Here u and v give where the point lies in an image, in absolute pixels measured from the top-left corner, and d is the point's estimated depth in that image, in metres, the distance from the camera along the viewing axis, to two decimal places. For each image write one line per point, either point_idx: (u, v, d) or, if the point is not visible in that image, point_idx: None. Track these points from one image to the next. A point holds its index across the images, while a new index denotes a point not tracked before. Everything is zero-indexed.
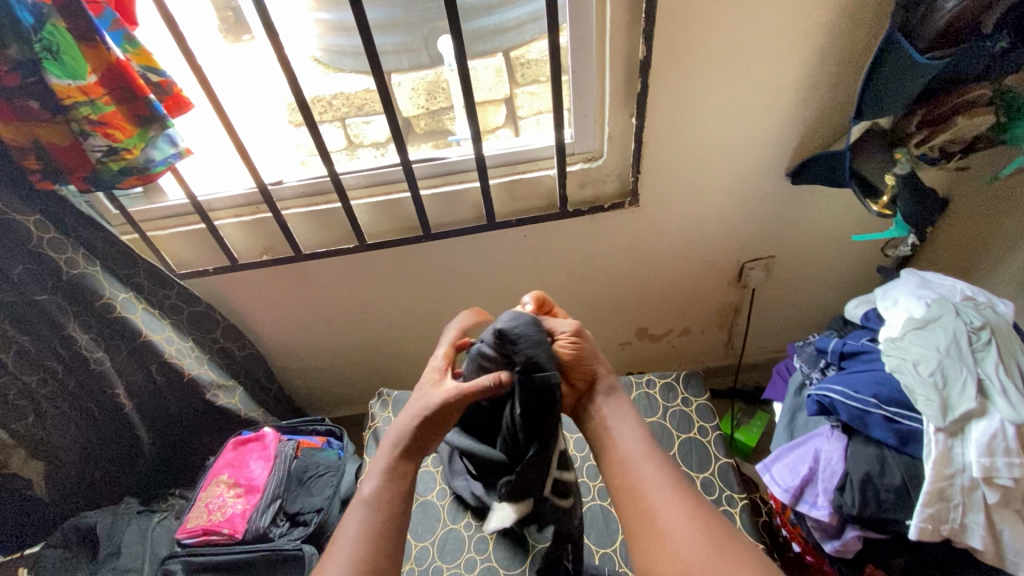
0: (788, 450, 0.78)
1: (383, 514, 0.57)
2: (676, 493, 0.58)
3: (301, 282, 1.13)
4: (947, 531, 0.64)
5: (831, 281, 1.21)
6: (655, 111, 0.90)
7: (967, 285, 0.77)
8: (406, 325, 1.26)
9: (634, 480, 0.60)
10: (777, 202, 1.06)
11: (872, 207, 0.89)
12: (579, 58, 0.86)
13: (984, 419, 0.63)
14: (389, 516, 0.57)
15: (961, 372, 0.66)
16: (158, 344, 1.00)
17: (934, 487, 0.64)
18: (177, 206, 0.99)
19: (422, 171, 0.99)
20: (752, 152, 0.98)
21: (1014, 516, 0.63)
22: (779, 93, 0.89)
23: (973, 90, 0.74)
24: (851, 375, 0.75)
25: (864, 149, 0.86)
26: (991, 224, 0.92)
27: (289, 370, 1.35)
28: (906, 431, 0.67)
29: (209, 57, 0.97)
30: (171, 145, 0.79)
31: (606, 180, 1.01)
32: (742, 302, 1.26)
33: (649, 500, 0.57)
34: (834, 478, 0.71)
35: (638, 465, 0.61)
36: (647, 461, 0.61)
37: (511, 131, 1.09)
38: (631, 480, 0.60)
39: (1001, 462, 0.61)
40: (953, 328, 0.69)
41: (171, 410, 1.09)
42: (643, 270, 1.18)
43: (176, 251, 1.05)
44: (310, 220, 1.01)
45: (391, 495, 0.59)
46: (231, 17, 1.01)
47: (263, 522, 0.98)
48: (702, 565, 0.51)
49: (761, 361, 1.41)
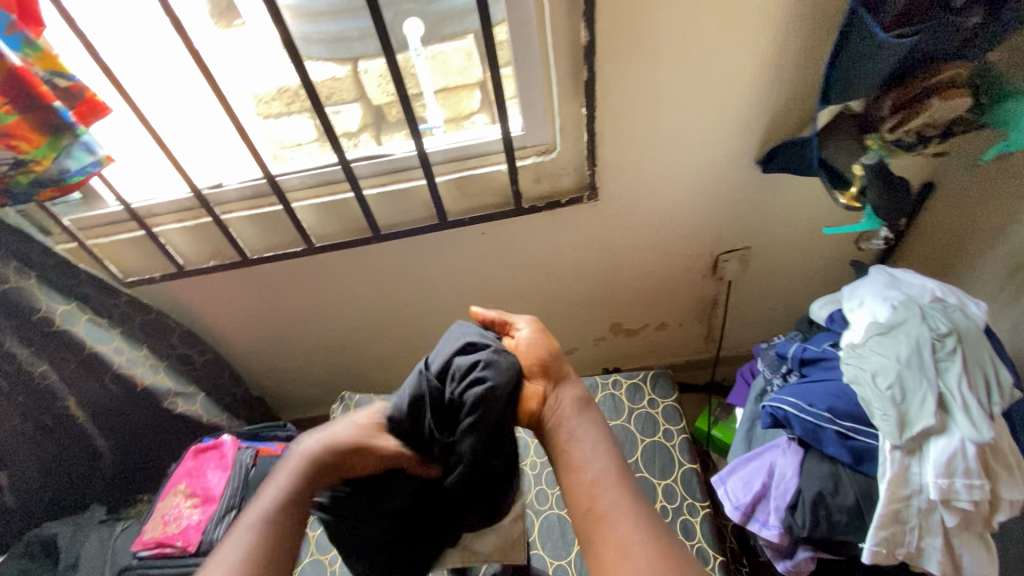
0: (743, 462, 0.74)
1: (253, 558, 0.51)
2: (641, 523, 0.51)
3: (256, 285, 1.09)
4: (901, 555, 0.60)
5: (811, 271, 1.15)
6: (606, 100, 0.84)
7: (939, 286, 0.71)
8: (370, 327, 1.23)
9: (606, 528, 0.52)
10: (750, 190, 0.99)
11: (840, 198, 0.83)
12: (521, 45, 0.79)
13: (943, 437, 0.58)
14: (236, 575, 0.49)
15: (922, 385, 0.60)
16: (106, 355, 0.97)
17: (888, 509, 0.59)
18: (114, 213, 0.95)
19: (364, 170, 0.94)
20: (717, 140, 0.91)
21: (974, 538, 0.59)
22: (739, 77, 0.83)
23: (947, 69, 0.68)
24: (808, 384, 0.69)
25: (833, 134, 0.80)
26: (975, 212, 0.85)
27: (258, 372, 1.32)
28: (861, 448, 0.62)
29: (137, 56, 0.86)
30: (89, 153, 0.75)
31: (562, 174, 0.95)
32: (718, 295, 1.21)
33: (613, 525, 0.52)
34: (786, 496, 0.66)
35: (606, 488, 0.55)
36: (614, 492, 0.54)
37: (487, 117, 0.98)
38: (596, 511, 0.53)
39: (961, 484, 0.57)
40: (917, 336, 0.63)
41: (133, 418, 1.06)
42: (610, 265, 1.13)
43: (124, 258, 1.02)
44: (255, 223, 0.98)
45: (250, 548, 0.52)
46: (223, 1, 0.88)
47: (217, 534, 0.96)
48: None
49: (742, 354, 1.36)
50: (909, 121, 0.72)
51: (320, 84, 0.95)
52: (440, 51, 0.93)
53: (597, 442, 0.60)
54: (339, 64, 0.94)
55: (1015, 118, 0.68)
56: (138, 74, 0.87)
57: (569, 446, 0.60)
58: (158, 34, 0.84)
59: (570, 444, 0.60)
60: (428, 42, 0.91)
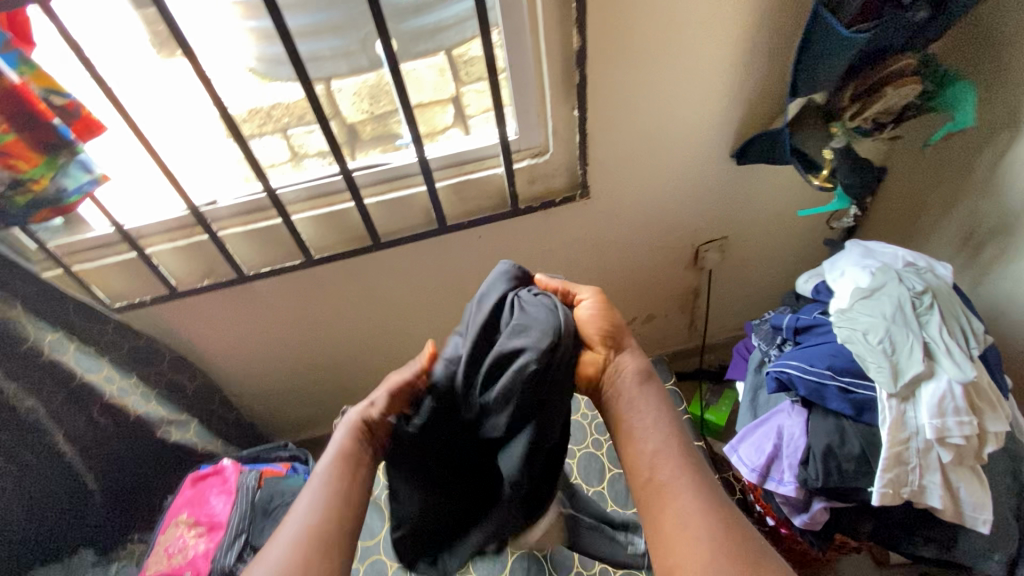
0: (752, 429, 0.79)
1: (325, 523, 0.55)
2: (693, 487, 0.56)
3: (249, 305, 1.07)
4: (907, 494, 0.66)
5: (783, 256, 1.24)
6: (596, 101, 0.89)
7: (908, 252, 0.79)
8: (366, 341, 1.22)
9: (668, 504, 0.56)
10: (725, 183, 1.07)
11: (813, 180, 0.91)
12: (515, 53, 0.84)
13: (933, 381, 0.65)
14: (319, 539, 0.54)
15: (908, 337, 0.67)
16: (97, 384, 0.94)
17: (892, 452, 0.65)
18: (104, 235, 0.92)
19: (364, 179, 0.95)
20: (695, 137, 0.98)
21: (968, 472, 0.66)
22: (714, 77, 0.90)
23: (898, 60, 0.77)
24: (806, 350, 0.75)
25: (801, 125, 0.89)
26: (931, 186, 0.96)
27: (248, 397, 1.29)
28: (861, 400, 0.68)
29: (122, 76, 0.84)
30: (85, 172, 0.76)
31: (555, 175, 1.00)
32: (701, 285, 1.27)
33: (677, 505, 0.55)
34: (798, 453, 0.72)
35: (665, 458, 0.58)
36: (680, 476, 0.57)
37: (462, 132, 1.00)
38: (652, 473, 0.58)
39: (952, 422, 0.63)
40: (898, 295, 0.71)
41: (120, 452, 1.00)
42: (601, 262, 1.17)
43: (110, 283, 0.98)
44: (251, 239, 0.97)
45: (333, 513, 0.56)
46: (163, 32, 0.80)
47: (228, 560, 0.93)
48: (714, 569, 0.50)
49: (724, 340, 1.43)
50: (867, 109, 0.82)
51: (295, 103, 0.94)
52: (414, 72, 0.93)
53: (659, 415, 0.62)
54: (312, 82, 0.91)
55: (961, 100, 0.79)
56: (141, 94, 0.85)
57: (629, 415, 0.62)
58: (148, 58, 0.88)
59: (625, 415, 0.62)
60: (404, 59, 0.91)
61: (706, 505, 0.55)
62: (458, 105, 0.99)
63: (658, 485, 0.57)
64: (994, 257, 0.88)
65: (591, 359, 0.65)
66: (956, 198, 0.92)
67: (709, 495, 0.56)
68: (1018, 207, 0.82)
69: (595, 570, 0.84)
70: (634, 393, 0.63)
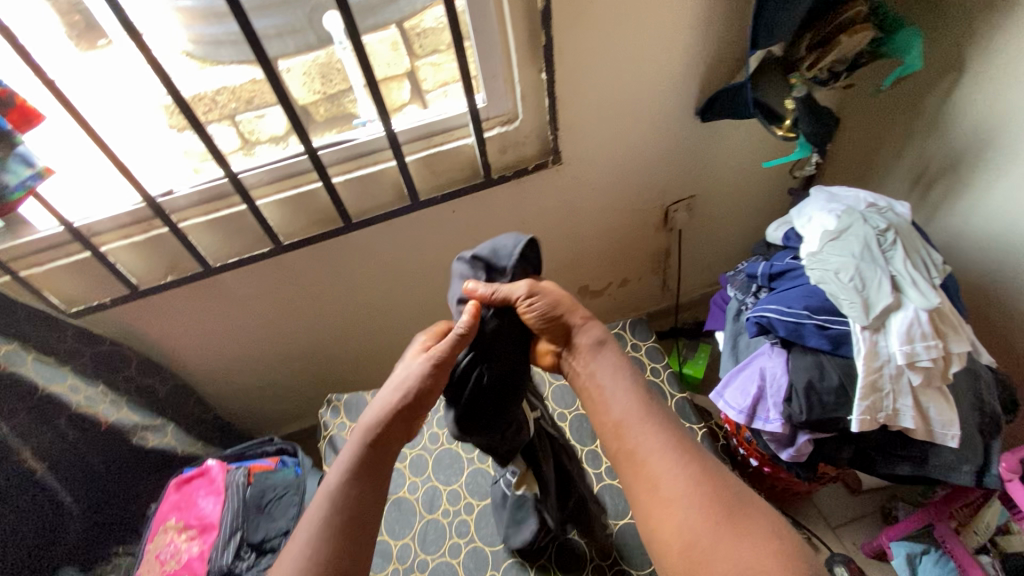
0: (736, 374, 0.83)
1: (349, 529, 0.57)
2: (679, 465, 0.58)
3: (217, 299, 1.02)
4: (882, 418, 0.70)
5: (747, 210, 1.28)
6: (564, 64, 0.88)
7: (869, 194, 0.83)
8: (343, 328, 1.19)
9: (644, 466, 0.60)
10: (691, 141, 1.09)
11: (777, 132, 0.95)
12: (479, 17, 0.81)
13: (901, 311, 0.69)
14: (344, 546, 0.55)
15: (876, 273, 0.72)
16: (61, 395, 0.90)
17: (868, 380, 0.69)
18: (51, 236, 0.85)
19: (330, 158, 0.92)
20: (661, 96, 0.99)
21: (936, 392, 0.70)
22: (677, 33, 0.90)
23: (850, 8, 0.80)
24: (782, 294, 0.79)
25: (762, 80, 0.91)
26: (883, 131, 1.01)
27: (224, 397, 1.25)
28: (838, 335, 0.72)
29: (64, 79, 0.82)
30: (26, 165, 0.70)
31: (526, 142, 0.99)
32: (671, 245, 1.30)
33: (649, 465, 0.60)
34: (782, 391, 0.75)
35: (642, 436, 0.62)
36: (648, 433, 0.62)
37: (419, 106, 0.97)
38: (637, 464, 0.61)
39: (920, 346, 0.68)
40: (864, 235, 0.75)
41: (94, 463, 0.95)
42: (576, 229, 1.18)
43: (64, 288, 0.91)
44: (215, 229, 0.92)
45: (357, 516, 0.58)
46: (80, 22, 0.80)
47: (225, 559, 0.91)
48: (704, 530, 0.54)
49: (696, 297, 1.48)
50: (823, 59, 0.84)
51: (240, 87, 0.92)
52: (369, 48, 0.91)
53: (618, 382, 0.68)
54: (253, 65, 0.90)
55: (907, 45, 0.83)
56: (92, 95, 0.85)
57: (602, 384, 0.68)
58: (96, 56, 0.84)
59: (597, 379, 0.69)
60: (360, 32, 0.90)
61: (697, 482, 0.57)
62: (413, 81, 0.98)
63: (630, 443, 0.62)
64: (943, 195, 0.94)
65: (545, 347, 0.75)
66: (906, 139, 0.97)
67: (697, 473, 0.58)
68: (964, 143, 0.87)
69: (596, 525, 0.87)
70: (589, 365, 0.70)
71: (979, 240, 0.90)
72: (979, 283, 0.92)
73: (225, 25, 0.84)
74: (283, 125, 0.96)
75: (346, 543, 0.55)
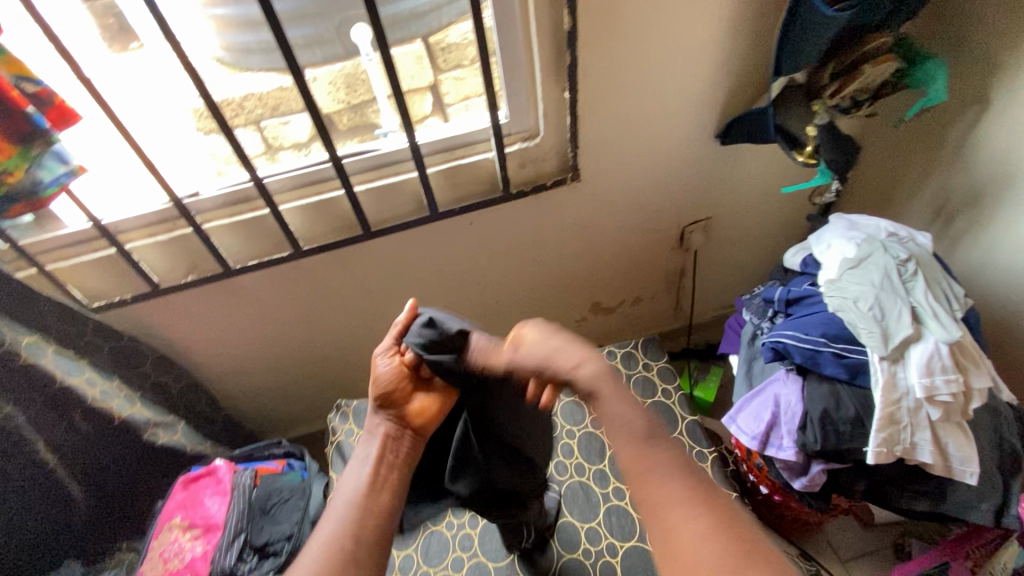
0: (749, 398, 0.82)
1: (370, 528, 0.54)
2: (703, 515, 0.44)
3: (235, 300, 1.03)
4: (899, 452, 0.69)
5: (764, 233, 1.28)
6: (587, 84, 0.90)
7: (889, 223, 0.83)
8: (356, 334, 1.20)
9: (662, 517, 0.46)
10: (710, 164, 1.09)
11: (798, 157, 0.94)
12: (506, 35, 0.83)
13: (921, 343, 0.69)
14: (365, 545, 0.53)
15: (896, 304, 0.71)
16: (78, 387, 0.90)
17: (885, 412, 0.68)
18: (80, 232, 0.88)
19: (354, 166, 0.94)
20: (682, 118, 1.00)
21: (955, 428, 0.69)
22: (699, 57, 0.91)
23: (875, 38, 0.80)
24: (799, 319, 0.78)
25: (785, 105, 0.91)
26: (904, 162, 1.01)
27: (235, 397, 1.26)
28: (855, 364, 0.71)
29: (101, 81, 0.84)
30: (61, 163, 0.73)
31: (545, 158, 1.00)
32: (686, 266, 1.30)
33: (666, 513, 0.45)
34: (796, 419, 0.75)
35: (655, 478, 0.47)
36: (664, 475, 0.47)
37: (440, 120, 0.99)
38: (662, 529, 0.45)
39: (940, 380, 0.67)
40: (884, 264, 0.74)
41: (105, 457, 0.96)
42: (593, 246, 1.18)
43: (87, 283, 0.94)
44: (237, 232, 0.94)
45: (372, 514, 0.56)
46: (114, 24, 0.82)
47: (228, 561, 0.91)
48: None
49: (708, 319, 1.47)
50: (846, 87, 0.85)
51: (268, 94, 0.94)
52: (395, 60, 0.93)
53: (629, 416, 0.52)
54: (281, 73, 0.91)
55: (932, 77, 0.83)
56: (128, 96, 0.87)
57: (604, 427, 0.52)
58: (138, 61, 0.86)
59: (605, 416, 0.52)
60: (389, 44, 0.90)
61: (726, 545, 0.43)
62: (435, 94, 0.99)
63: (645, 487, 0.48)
64: (964, 227, 0.93)
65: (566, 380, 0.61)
66: (929, 170, 0.96)
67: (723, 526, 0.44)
68: (988, 179, 0.87)
69: (601, 547, 0.87)
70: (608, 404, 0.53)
71: (1002, 276, 0.89)
72: (1001, 317, 0.91)
73: (259, 35, 0.83)
74: (306, 131, 0.98)
75: (370, 543, 0.53)
